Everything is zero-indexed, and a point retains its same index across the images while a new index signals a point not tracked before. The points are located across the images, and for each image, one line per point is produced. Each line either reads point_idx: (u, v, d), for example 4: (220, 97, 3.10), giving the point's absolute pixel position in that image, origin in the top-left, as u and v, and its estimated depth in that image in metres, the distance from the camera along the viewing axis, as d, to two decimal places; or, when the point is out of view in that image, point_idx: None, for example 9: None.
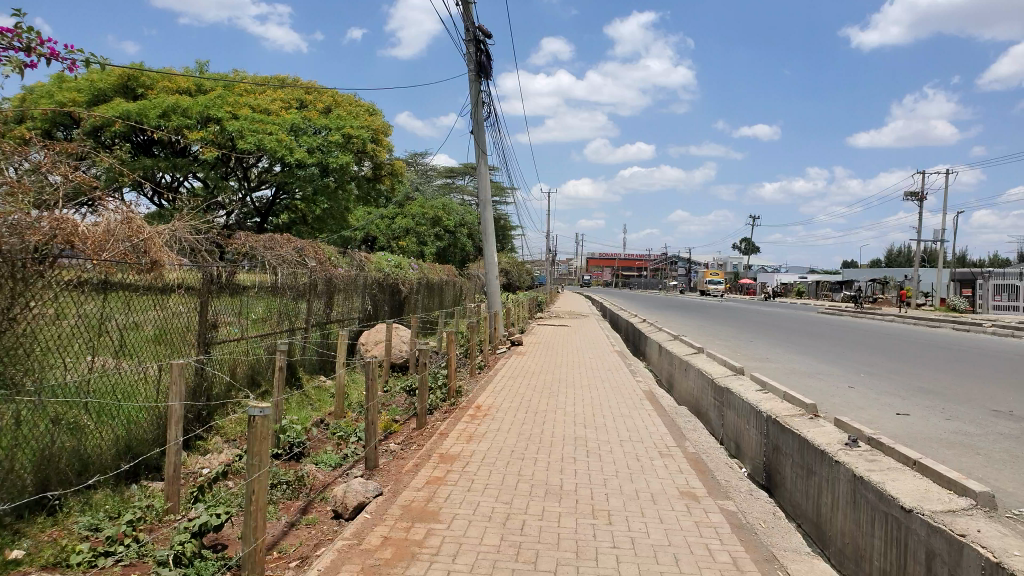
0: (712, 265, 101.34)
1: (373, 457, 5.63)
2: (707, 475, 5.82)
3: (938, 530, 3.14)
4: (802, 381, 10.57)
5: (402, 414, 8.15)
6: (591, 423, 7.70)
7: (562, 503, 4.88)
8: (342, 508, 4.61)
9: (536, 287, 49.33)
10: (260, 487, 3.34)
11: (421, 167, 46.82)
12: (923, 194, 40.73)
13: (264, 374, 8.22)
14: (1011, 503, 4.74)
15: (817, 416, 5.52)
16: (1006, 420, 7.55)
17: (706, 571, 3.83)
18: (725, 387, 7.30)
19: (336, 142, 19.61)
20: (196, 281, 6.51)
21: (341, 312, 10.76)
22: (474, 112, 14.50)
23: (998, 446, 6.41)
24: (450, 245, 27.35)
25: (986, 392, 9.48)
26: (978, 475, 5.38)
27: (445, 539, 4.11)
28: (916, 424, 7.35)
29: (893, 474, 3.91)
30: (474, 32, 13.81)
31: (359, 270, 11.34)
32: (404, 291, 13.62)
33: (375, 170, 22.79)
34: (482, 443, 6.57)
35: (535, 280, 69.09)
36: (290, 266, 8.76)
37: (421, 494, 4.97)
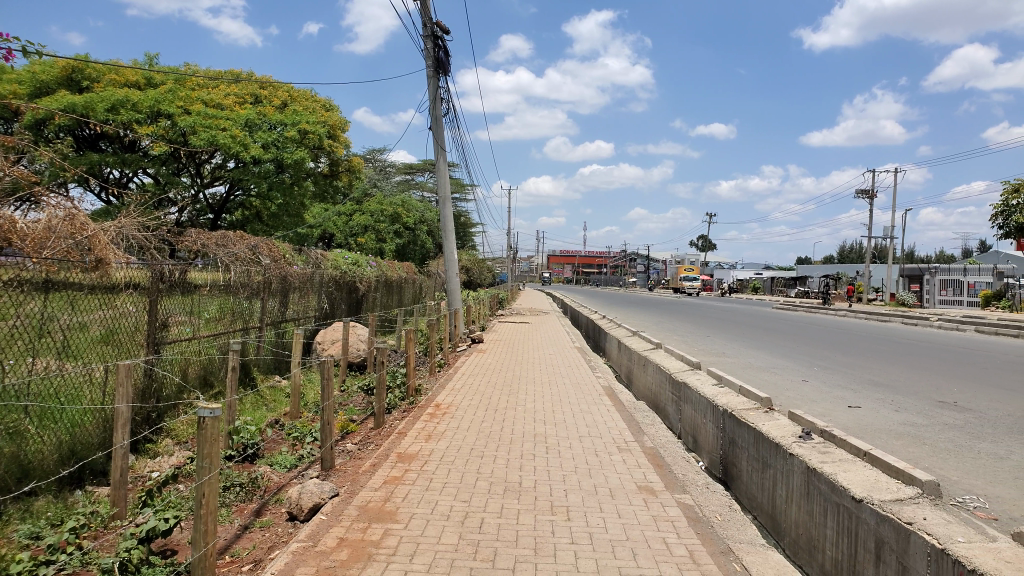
0: (671, 262, 102.70)
1: (329, 456, 5.58)
2: (665, 470, 5.89)
3: (886, 519, 3.23)
4: (758, 376, 10.72)
5: (359, 414, 8.09)
6: (551, 420, 7.71)
7: (521, 500, 4.88)
8: (297, 510, 4.55)
9: (497, 284, 49.37)
10: (210, 490, 3.27)
11: (380, 164, 46.42)
12: (874, 192, 41.82)
13: (217, 374, 8.07)
14: (956, 491, 4.89)
15: (771, 410, 5.63)
16: (952, 411, 7.78)
17: (662, 565, 3.87)
18: (682, 382, 7.40)
19: (292, 138, 19.34)
20: (145, 279, 6.38)
21: (297, 311, 10.62)
22: (433, 108, 14.42)
23: (944, 436, 6.59)
24: (409, 242, 27.20)
25: (934, 384, 9.76)
26: (925, 465, 5.54)
27: (402, 539, 4.08)
28: (868, 416, 7.53)
29: (845, 466, 3.99)
30: (432, 28, 13.73)
31: (316, 267, 11.11)
32: (362, 289, 13.48)
33: (332, 166, 22.53)
34: (440, 442, 6.54)
35: (497, 277, 69.16)
36: (244, 263, 8.61)
37: (379, 494, 4.94)
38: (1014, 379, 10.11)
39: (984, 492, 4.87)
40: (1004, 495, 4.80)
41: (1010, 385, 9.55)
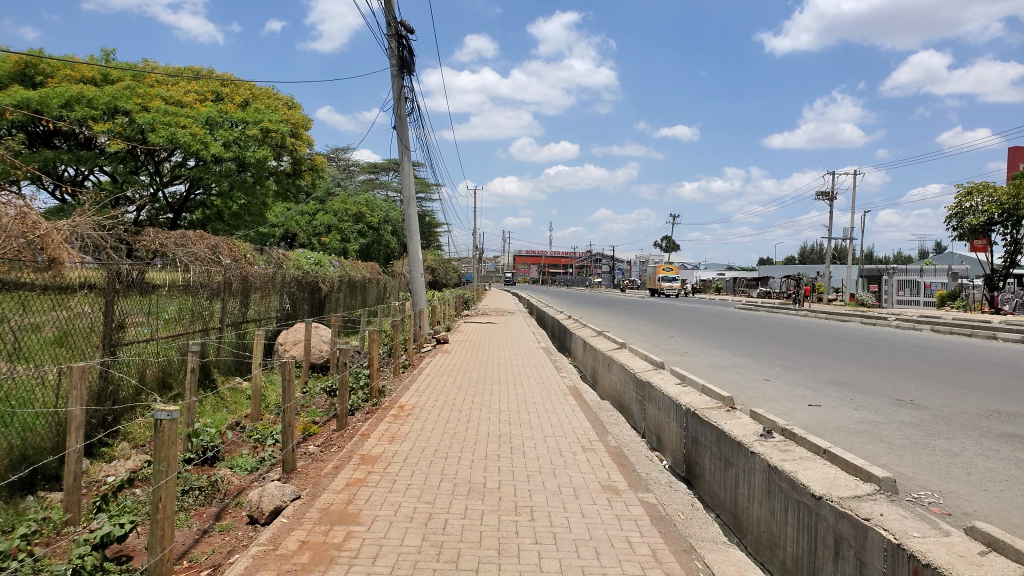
0: (635, 263, 103.54)
1: (291, 459, 5.51)
2: (628, 468, 5.95)
3: (845, 515, 3.30)
4: (720, 375, 10.86)
5: (322, 415, 8.03)
6: (516, 420, 7.73)
7: (485, 500, 4.88)
8: (257, 514, 4.49)
9: (463, 285, 49.20)
10: (168, 494, 3.21)
11: (344, 163, 46.10)
12: (833, 194, 42.68)
13: (176, 377, 7.93)
14: (911, 487, 5.01)
15: (732, 408, 5.72)
16: (908, 409, 7.97)
17: (626, 563, 3.91)
18: (645, 382, 7.47)
19: (254, 137, 19.09)
20: (102, 279, 6.28)
21: (258, 312, 10.50)
22: (396, 107, 14.34)
23: (901, 434, 6.75)
24: (373, 242, 27.01)
25: (891, 382, 9.98)
26: (882, 462, 5.67)
27: (365, 541, 4.05)
28: (828, 414, 7.67)
29: (805, 463, 4.06)
30: (395, 27, 13.66)
31: (278, 267, 10.98)
32: (324, 289, 13.34)
33: (294, 165, 22.24)
34: (404, 443, 6.51)
35: (464, 278, 69.05)
36: (204, 263, 8.47)
37: (341, 497, 4.89)
38: (967, 378, 10.40)
39: (938, 488, 5.00)
40: (957, 490, 4.94)
41: (963, 383, 9.81)
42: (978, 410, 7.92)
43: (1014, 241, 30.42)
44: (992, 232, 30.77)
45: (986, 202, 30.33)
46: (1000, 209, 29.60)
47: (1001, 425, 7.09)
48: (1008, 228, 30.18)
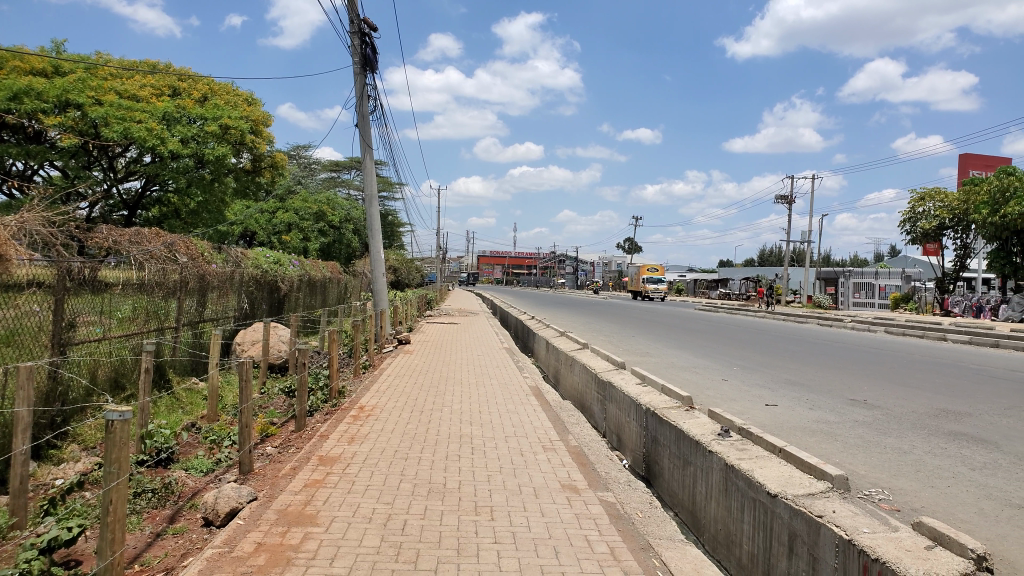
0: (598, 264, 104.15)
1: (248, 460, 5.43)
2: (588, 468, 5.98)
3: (799, 512, 3.36)
4: (680, 375, 11.01)
5: (280, 416, 7.93)
6: (477, 421, 7.71)
7: (445, 501, 4.88)
8: (212, 516, 4.43)
9: (426, 285, 48.93)
10: (119, 496, 3.14)
11: (305, 161, 45.59)
12: (792, 198, 43.48)
13: (129, 377, 7.77)
14: (862, 484, 5.14)
15: (691, 408, 5.79)
16: (861, 409, 8.15)
17: (584, 562, 3.93)
18: (606, 382, 7.54)
19: (213, 133, 18.82)
20: (52, 277, 6.13)
21: (215, 311, 10.32)
22: (359, 105, 14.22)
23: (854, 433, 6.91)
24: (335, 241, 26.74)
25: (846, 383, 10.20)
26: (835, 460, 5.80)
27: (323, 543, 4.02)
28: (783, 414, 7.82)
29: (761, 462, 4.13)
30: (359, 25, 13.56)
31: (236, 266, 10.81)
32: (283, 288, 13.17)
33: (254, 162, 21.91)
34: (364, 444, 6.46)
35: (427, 278, 68.71)
36: (160, 261, 8.30)
37: (299, 498, 4.84)
38: (917, 378, 10.69)
39: (888, 485, 5.13)
40: (906, 487, 5.07)
41: (914, 384, 10.08)
42: (928, 409, 8.15)
43: (964, 246, 31.34)
44: (943, 237, 31.66)
45: (938, 207, 31.22)
46: (951, 214, 30.49)
47: (948, 424, 7.31)
48: (958, 232, 31.12)
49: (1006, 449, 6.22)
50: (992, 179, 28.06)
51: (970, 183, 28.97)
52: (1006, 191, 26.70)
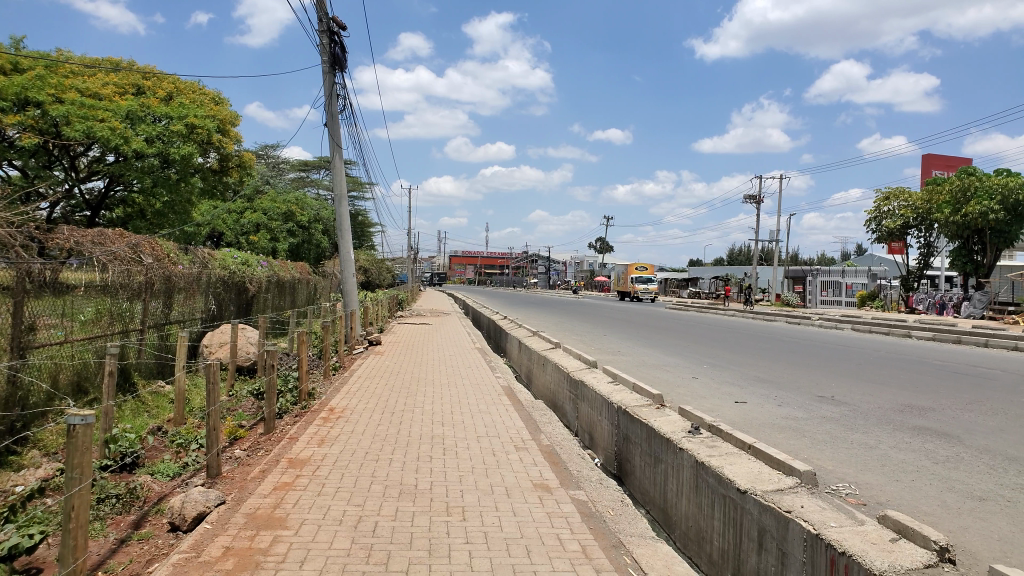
0: (570, 264, 104.55)
1: (216, 463, 5.36)
2: (559, 467, 6.00)
3: (768, 508, 3.40)
4: (650, 373, 11.08)
5: (249, 419, 7.84)
6: (449, 422, 7.68)
7: (416, 502, 4.86)
8: (179, 520, 4.36)
9: (396, 285, 48.69)
10: (80, 503, 3.08)
11: (272, 160, 45.09)
12: (760, 198, 44.07)
13: (92, 380, 7.62)
14: (829, 479, 5.22)
15: (661, 406, 5.84)
16: (828, 405, 8.28)
17: (556, 560, 3.94)
18: (579, 381, 7.57)
19: (179, 132, 18.55)
20: (10, 280, 6.01)
21: (181, 312, 10.16)
22: (328, 104, 14.11)
23: (821, 428, 7.02)
24: (303, 241, 26.50)
25: (813, 379, 10.36)
26: (803, 456, 5.89)
27: (293, 546, 3.98)
28: (752, 410, 7.93)
29: (731, 458, 4.18)
30: (327, 23, 13.45)
31: (202, 268, 10.65)
32: (251, 289, 13.01)
33: (221, 162, 21.62)
34: (334, 446, 6.41)
35: (398, 279, 68.42)
36: (124, 262, 8.15)
37: (268, 501, 4.78)
38: (883, 374, 10.89)
39: (854, 479, 5.23)
40: (872, 481, 5.17)
41: (879, 380, 10.27)
42: (893, 404, 8.30)
43: (927, 245, 31.99)
44: (908, 236, 32.32)
45: (902, 207, 31.84)
46: (915, 213, 31.13)
47: (912, 419, 7.46)
48: (922, 231, 31.80)
49: (968, 443, 6.36)
50: (953, 179, 28.70)
51: (933, 183, 29.62)
52: (968, 191, 27.36)
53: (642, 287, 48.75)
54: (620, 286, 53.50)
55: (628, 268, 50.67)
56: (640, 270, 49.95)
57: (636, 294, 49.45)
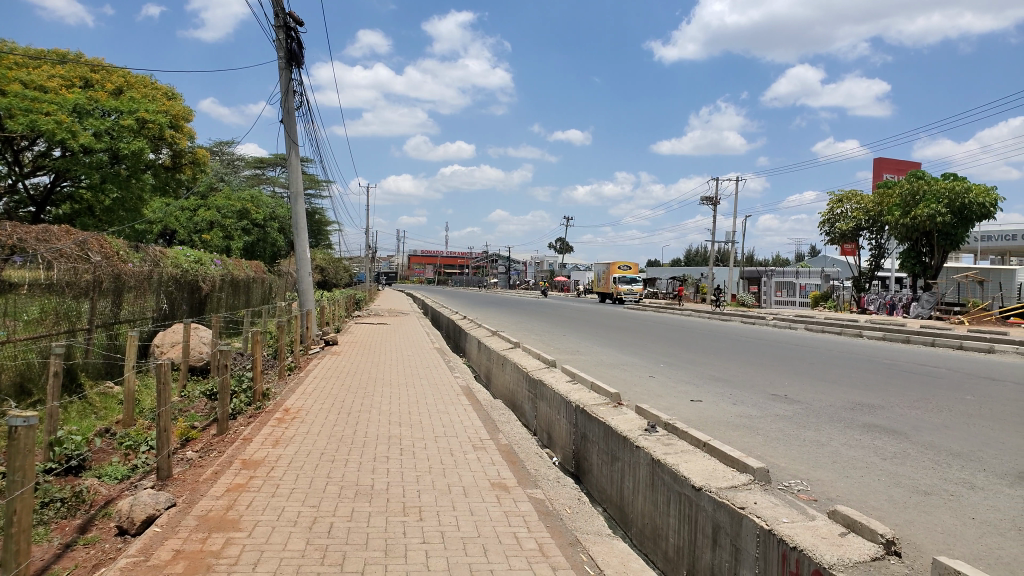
0: (530, 264, 104.76)
1: (166, 465, 5.25)
2: (517, 466, 6.02)
3: (722, 505, 3.46)
4: (609, 373, 11.16)
5: (201, 420, 7.68)
6: (406, 422, 7.63)
7: (372, 502, 4.82)
8: (127, 524, 4.26)
9: (355, 284, 48.31)
10: (24, 506, 2.99)
11: (227, 157, 44.29)
12: (717, 199, 44.75)
13: (37, 382, 7.41)
14: (782, 476, 5.33)
15: (619, 405, 5.90)
16: (782, 403, 8.45)
17: (513, 559, 3.96)
18: (538, 380, 7.59)
19: (129, 127, 18.14)
20: None
21: (132, 311, 9.94)
22: (285, 100, 13.91)
23: (775, 426, 7.16)
24: (259, 239, 26.09)
25: (767, 378, 10.56)
26: (757, 453, 6.00)
27: (245, 548, 3.92)
28: (708, 409, 8.04)
29: (686, 456, 4.24)
30: (284, 18, 13.27)
31: (153, 266, 10.43)
32: (205, 288, 12.76)
33: (174, 158, 21.18)
34: (289, 447, 6.33)
35: (356, 278, 67.80)
36: (70, 260, 7.96)
37: (220, 503, 4.70)
38: (835, 373, 11.14)
39: (806, 476, 5.34)
40: (823, 478, 5.29)
41: (831, 379, 10.50)
42: (844, 402, 8.51)
43: (878, 247, 32.85)
44: (859, 237, 33.16)
45: (855, 209, 32.65)
46: (867, 215, 31.94)
47: (862, 416, 7.66)
48: (873, 233, 32.67)
49: (914, 439, 6.55)
50: (903, 183, 29.52)
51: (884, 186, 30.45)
52: (917, 195, 28.17)
53: (627, 287, 44.73)
54: (601, 286, 49.33)
55: (611, 267, 46.54)
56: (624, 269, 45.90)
57: (618, 294, 45.50)
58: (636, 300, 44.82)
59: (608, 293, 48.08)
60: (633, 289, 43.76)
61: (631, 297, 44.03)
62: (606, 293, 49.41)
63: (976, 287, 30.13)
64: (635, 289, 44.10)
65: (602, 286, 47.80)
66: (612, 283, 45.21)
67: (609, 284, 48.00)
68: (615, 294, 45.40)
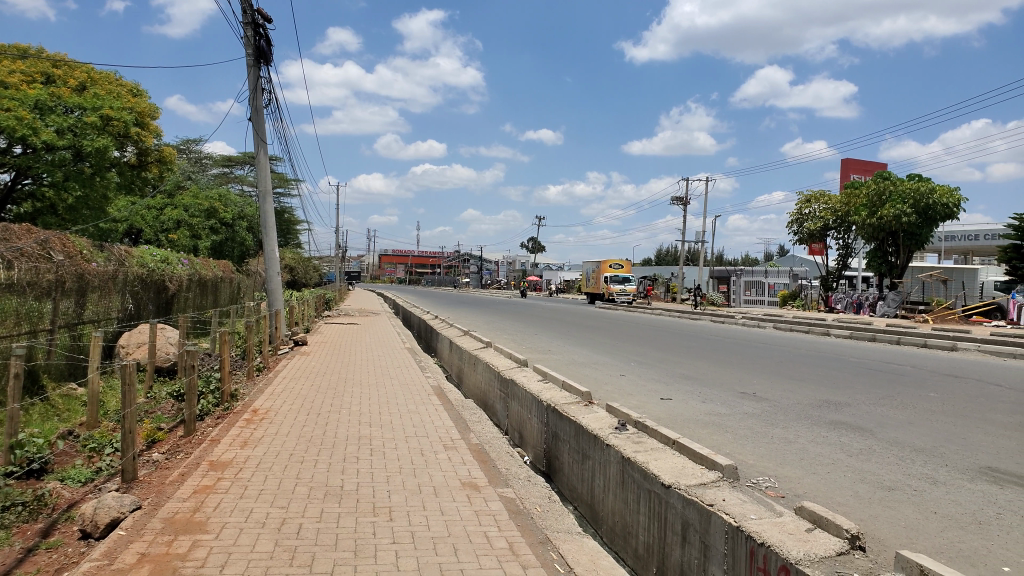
0: (502, 264, 104.89)
1: (131, 467, 5.17)
2: (488, 465, 6.03)
3: (691, 502, 3.49)
4: (580, 372, 11.20)
5: (168, 422, 7.57)
6: (376, 422, 7.60)
7: (342, 503, 4.79)
8: (91, 527, 4.18)
9: (325, 285, 47.89)
10: None
11: (195, 155, 43.67)
12: (688, 199, 45.17)
13: None
14: (750, 473, 5.40)
15: (589, 404, 5.93)
16: (750, 401, 8.55)
17: (484, 558, 3.96)
18: (509, 380, 7.60)
19: (93, 124, 17.81)
20: None
21: (96, 312, 9.76)
22: (253, 98, 13.76)
23: (743, 424, 7.25)
24: (227, 239, 25.78)
25: (736, 376, 10.66)
26: (725, 451, 6.07)
27: (212, 550, 3.87)
28: (678, 407, 8.11)
29: (656, 454, 4.28)
30: (253, 15, 13.11)
31: (118, 265, 10.29)
32: (171, 288, 12.57)
33: (140, 156, 20.84)
34: (257, 448, 6.26)
35: (327, 277, 67.27)
36: (31, 259, 7.81)
37: (187, 506, 4.63)
38: (803, 371, 11.29)
39: (774, 473, 5.42)
40: (790, 474, 5.37)
41: (799, 377, 10.65)
42: (811, 400, 8.63)
43: (845, 246, 33.41)
44: (827, 237, 33.69)
45: (823, 210, 33.15)
46: (834, 215, 32.45)
47: (829, 413, 7.79)
48: (840, 233, 33.21)
49: (880, 436, 6.66)
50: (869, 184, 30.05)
51: (851, 187, 31.00)
52: (882, 195, 28.69)
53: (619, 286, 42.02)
54: (590, 286, 46.26)
55: (602, 265, 43.80)
56: (616, 268, 43.17)
57: (609, 295, 42.92)
58: (628, 300, 42.28)
59: (597, 293, 45.07)
60: (626, 289, 41.16)
61: (624, 297, 41.47)
62: (595, 293, 46.38)
63: (940, 286, 30.77)
64: (629, 289, 41.50)
65: (591, 286, 44.91)
66: (603, 283, 42.50)
67: (599, 282, 45.12)
68: (606, 294, 42.76)
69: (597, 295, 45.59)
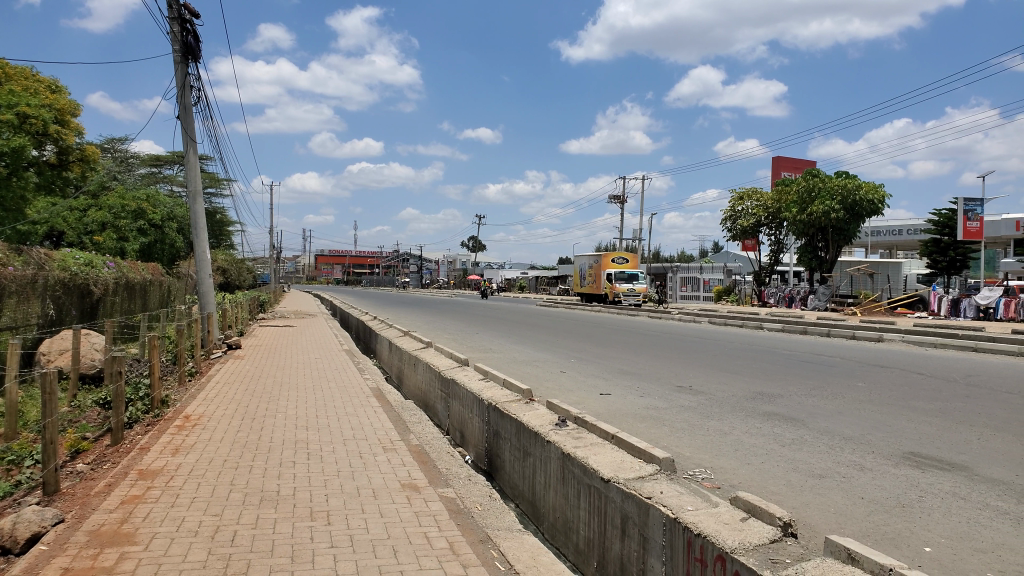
0: (442, 264, 104.62)
1: (52, 479, 4.96)
2: (428, 466, 6.02)
3: (630, 496, 3.55)
4: (520, 369, 11.29)
5: (93, 431, 7.31)
6: (312, 426, 7.47)
7: (279, 508, 4.72)
8: (10, 543, 4.01)
9: (260, 287, 47.00)
10: None
11: (120, 155, 42.15)
12: (625, 198, 45.91)
13: None
14: (687, 465, 5.52)
15: (530, 401, 5.98)
16: (687, 394, 8.75)
17: (424, 559, 3.95)
18: (450, 379, 7.58)
19: (9, 123, 17.03)
20: None
21: (15, 318, 9.35)
22: (181, 95, 13.36)
23: (680, 417, 7.39)
24: (156, 240, 25.00)
25: (673, 371, 10.86)
26: (664, 444, 6.18)
27: (141, 562, 3.76)
28: (617, 402, 8.22)
29: (595, 449, 4.33)
30: (178, 9, 12.71)
31: (37, 269, 9.95)
32: (96, 292, 12.10)
33: (60, 155, 20.00)
34: (189, 455, 6.10)
35: (257, 279, 66.15)
36: None
37: (113, 517, 4.48)
38: (738, 364, 11.59)
39: (710, 464, 5.55)
40: (726, 465, 5.51)
41: (735, 370, 10.92)
42: (746, 392, 8.88)
43: (777, 242, 34.43)
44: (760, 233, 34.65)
45: (754, 207, 34.05)
46: (767, 212, 33.42)
47: (763, 405, 8.01)
48: (772, 229, 34.19)
49: (811, 425, 6.90)
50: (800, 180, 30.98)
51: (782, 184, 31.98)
52: (812, 192, 29.65)
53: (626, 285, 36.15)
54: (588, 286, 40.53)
55: (603, 260, 37.78)
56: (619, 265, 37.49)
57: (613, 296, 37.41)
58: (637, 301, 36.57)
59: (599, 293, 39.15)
60: (635, 288, 35.36)
61: (632, 299, 35.76)
62: (593, 294, 40.57)
63: (866, 279, 31.93)
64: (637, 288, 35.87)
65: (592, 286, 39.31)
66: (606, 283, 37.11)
67: (601, 281, 39.00)
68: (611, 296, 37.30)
69: (598, 296, 39.44)
